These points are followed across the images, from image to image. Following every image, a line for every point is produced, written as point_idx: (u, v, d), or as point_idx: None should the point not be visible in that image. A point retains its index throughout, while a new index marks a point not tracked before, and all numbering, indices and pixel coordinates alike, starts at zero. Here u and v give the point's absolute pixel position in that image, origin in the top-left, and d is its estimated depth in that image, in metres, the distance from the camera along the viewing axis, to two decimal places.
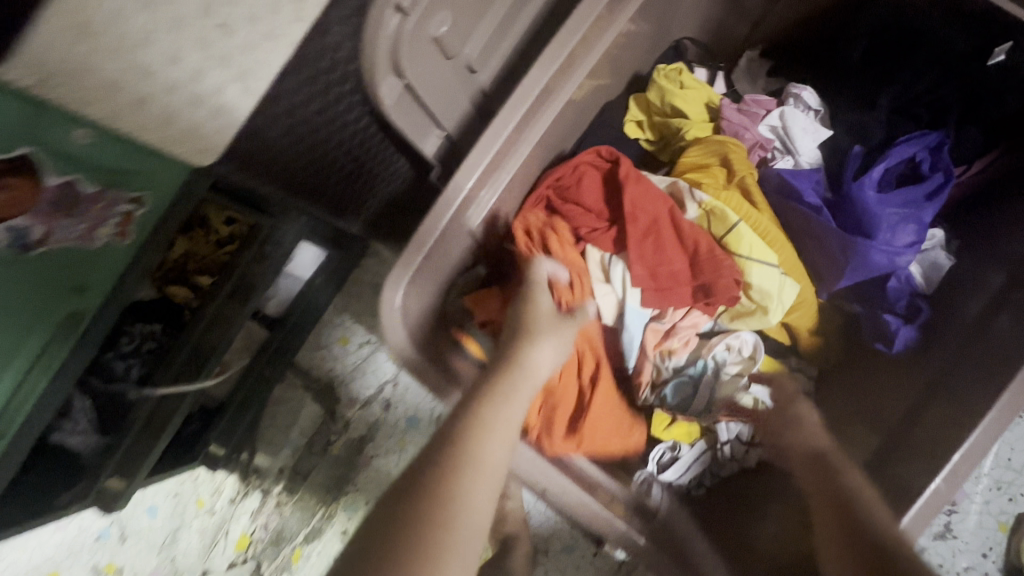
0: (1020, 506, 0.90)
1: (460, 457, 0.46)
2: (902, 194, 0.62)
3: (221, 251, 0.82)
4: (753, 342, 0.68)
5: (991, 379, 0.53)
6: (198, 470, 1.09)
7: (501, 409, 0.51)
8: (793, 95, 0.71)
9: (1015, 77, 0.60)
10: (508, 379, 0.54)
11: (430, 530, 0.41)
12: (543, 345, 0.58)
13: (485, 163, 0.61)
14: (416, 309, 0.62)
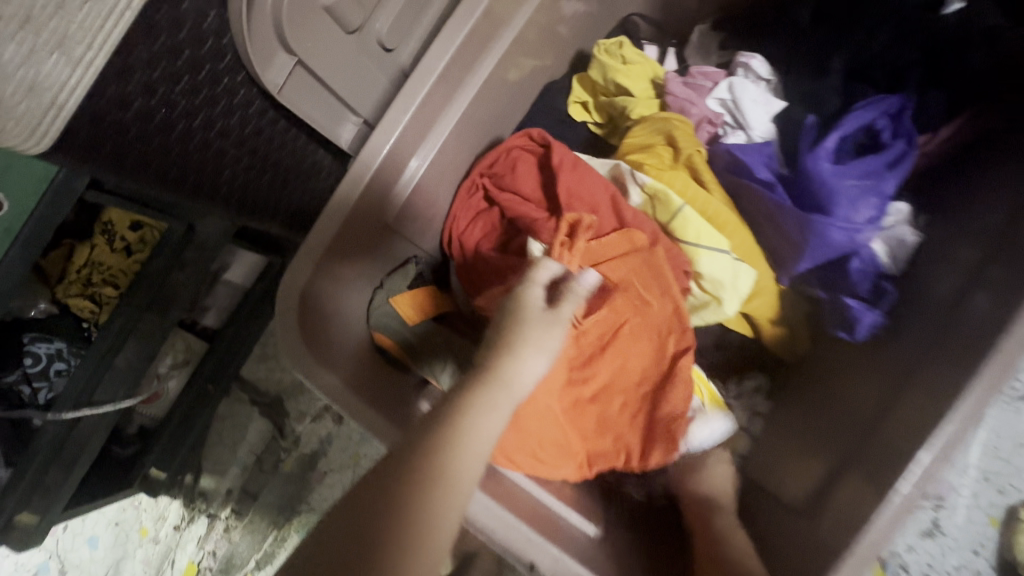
0: (1011, 498, 0.85)
1: (409, 520, 0.38)
2: (859, 165, 0.56)
3: (132, 259, 0.76)
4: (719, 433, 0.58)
5: (952, 356, 0.47)
6: (139, 496, 1.01)
7: (461, 447, 0.41)
8: (742, 66, 0.65)
9: (977, 27, 0.56)
10: (481, 403, 0.43)
11: None
12: (526, 357, 0.46)
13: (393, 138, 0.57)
14: (314, 310, 0.56)
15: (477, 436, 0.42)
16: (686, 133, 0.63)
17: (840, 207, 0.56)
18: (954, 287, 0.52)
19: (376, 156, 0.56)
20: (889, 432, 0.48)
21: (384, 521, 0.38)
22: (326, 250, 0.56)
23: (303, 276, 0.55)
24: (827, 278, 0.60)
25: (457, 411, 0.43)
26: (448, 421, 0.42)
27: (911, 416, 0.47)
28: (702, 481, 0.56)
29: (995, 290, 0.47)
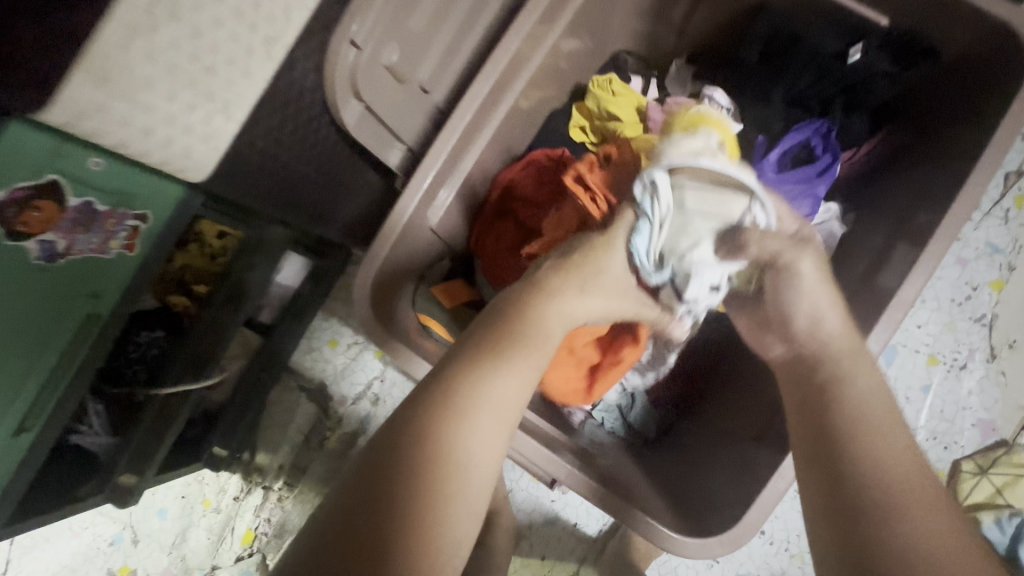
0: (953, 453, 1.00)
1: (469, 408, 0.51)
2: (796, 172, 0.72)
3: (216, 262, 0.92)
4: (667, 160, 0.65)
5: (865, 320, 0.63)
6: (203, 471, 1.16)
7: (516, 367, 0.55)
8: (707, 97, 0.79)
9: (872, 71, 0.71)
10: (532, 336, 0.57)
11: (440, 475, 0.48)
12: (566, 302, 0.60)
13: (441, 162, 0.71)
14: (384, 291, 0.71)
15: (529, 360, 0.56)
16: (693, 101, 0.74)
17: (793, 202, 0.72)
18: (868, 268, 0.68)
19: (426, 179, 0.71)
20: None
21: (458, 405, 0.51)
22: (392, 246, 0.70)
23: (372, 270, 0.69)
24: None
25: (516, 341, 0.56)
26: (512, 342, 0.56)
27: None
28: (819, 339, 0.60)
29: (896, 268, 0.63)
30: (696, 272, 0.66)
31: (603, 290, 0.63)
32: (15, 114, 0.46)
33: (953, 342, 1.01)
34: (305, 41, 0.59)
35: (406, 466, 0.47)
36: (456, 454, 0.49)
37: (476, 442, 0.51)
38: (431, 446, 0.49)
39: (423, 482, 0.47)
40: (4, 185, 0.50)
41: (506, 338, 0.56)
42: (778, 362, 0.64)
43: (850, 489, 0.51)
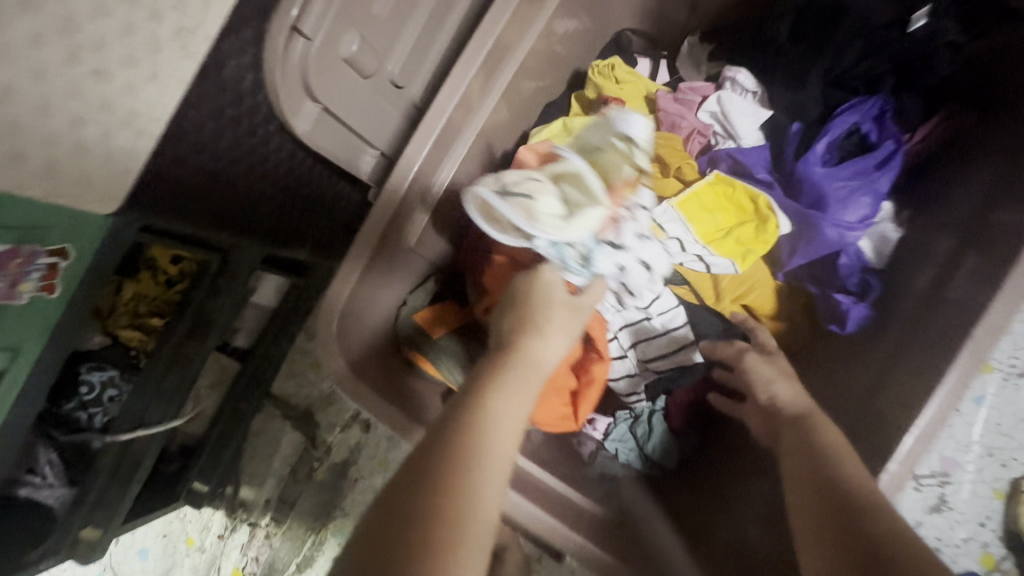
0: (1014, 471, 0.89)
1: (471, 455, 0.42)
2: (850, 166, 0.61)
3: (171, 289, 0.82)
4: (529, 198, 0.56)
5: (926, 349, 0.52)
6: (184, 508, 1.08)
7: (507, 408, 0.46)
8: (729, 79, 0.69)
9: (939, 42, 0.60)
10: (514, 376, 0.48)
11: (459, 541, 0.38)
12: (550, 338, 0.52)
13: (424, 155, 0.60)
14: (354, 318, 0.60)
15: (521, 399, 0.47)
16: (623, 69, 0.74)
17: (850, 203, 0.61)
18: (935, 278, 0.56)
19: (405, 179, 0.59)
20: (878, 406, 0.53)
21: (456, 459, 0.42)
22: (368, 260, 0.58)
23: (345, 294, 0.57)
24: (815, 274, 0.65)
25: (501, 380, 0.47)
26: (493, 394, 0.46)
27: (898, 400, 0.51)
28: (788, 408, 0.55)
29: (973, 282, 0.51)
30: (615, 255, 0.61)
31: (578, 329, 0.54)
32: None
33: (1012, 346, 0.89)
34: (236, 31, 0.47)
35: (413, 543, 0.37)
36: (459, 528, 0.39)
37: (485, 520, 0.40)
38: (448, 518, 0.38)
39: (435, 557, 0.37)
40: None
41: (493, 377, 0.47)
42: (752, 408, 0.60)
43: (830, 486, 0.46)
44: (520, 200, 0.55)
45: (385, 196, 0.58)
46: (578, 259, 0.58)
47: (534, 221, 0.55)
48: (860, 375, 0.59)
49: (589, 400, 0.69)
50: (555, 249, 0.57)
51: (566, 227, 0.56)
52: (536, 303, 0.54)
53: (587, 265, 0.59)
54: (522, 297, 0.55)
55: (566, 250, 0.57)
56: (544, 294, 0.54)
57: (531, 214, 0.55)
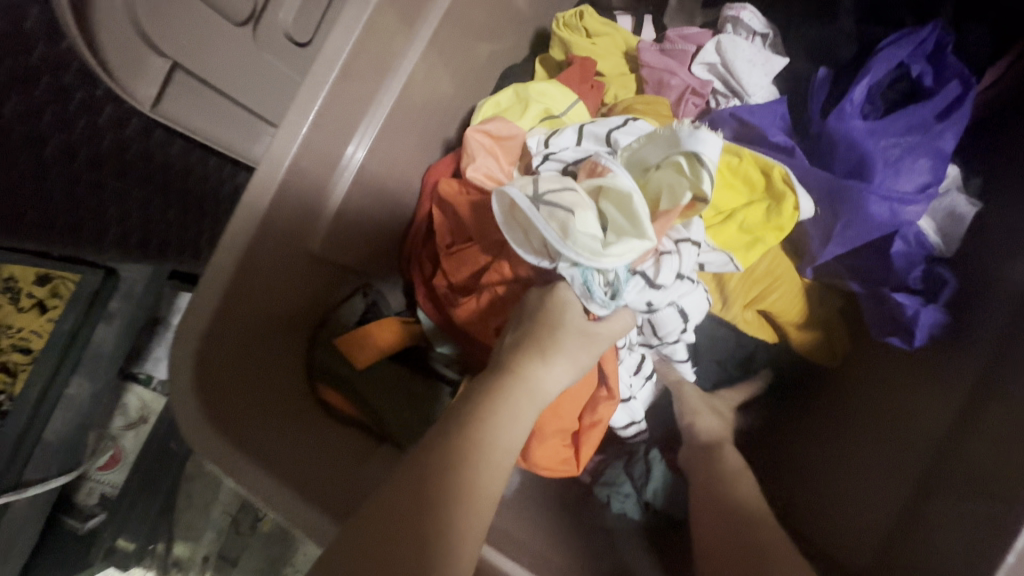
0: None
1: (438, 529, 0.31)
2: (900, 120, 0.46)
3: (46, 319, 0.66)
4: (563, 216, 0.40)
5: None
6: (109, 571, 0.91)
7: (493, 462, 0.34)
8: (731, 20, 0.54)
9: None
10: (509, 415, 0.35)
11: None
12: (559, 365, 0.39)
13: (312, 119, 0.43)
14: (235, 339, 0.43)
15: (510, 449, 0.35)
16: (593, 17, 0.59)
17: (904, 169, 0.45)
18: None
19: (285, 157, 0.42)
20: (969, 444, 0.37)
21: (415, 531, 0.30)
22: (244, 264, 0.42)
23: (209, 310, 0.41)
24: (859, 269, 0.49)
25: (486, 421, 0.35)
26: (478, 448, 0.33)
27: (999, 449, 0.34)
28: None
29: None
30: (647, 293, 0.46)
31: (595, 354, 0.41)
32: None
33: None
34: None
35: None
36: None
37: None
38: None
39: None
40: None
41: (479, 415, 0.35)
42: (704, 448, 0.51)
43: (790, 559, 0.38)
44: (554, 212, 0.40)
45: (261, 177, 0.42)
46: (603, 291, 0.43)
47: (566, 240, 0.40)
48: (932, 402, 0.43)
49: (593, 442, 0.52)
50: (578, 270, 0.42)
51: (613, 255, 0.41)
52: (545, 317, 0.40)
53: (613, 299, 0.43)
54: (527, 315, 0.41)
55: (594, 280, 0.42)
56: (558, 312, 0.41)
57: (564, 230, 0.40)
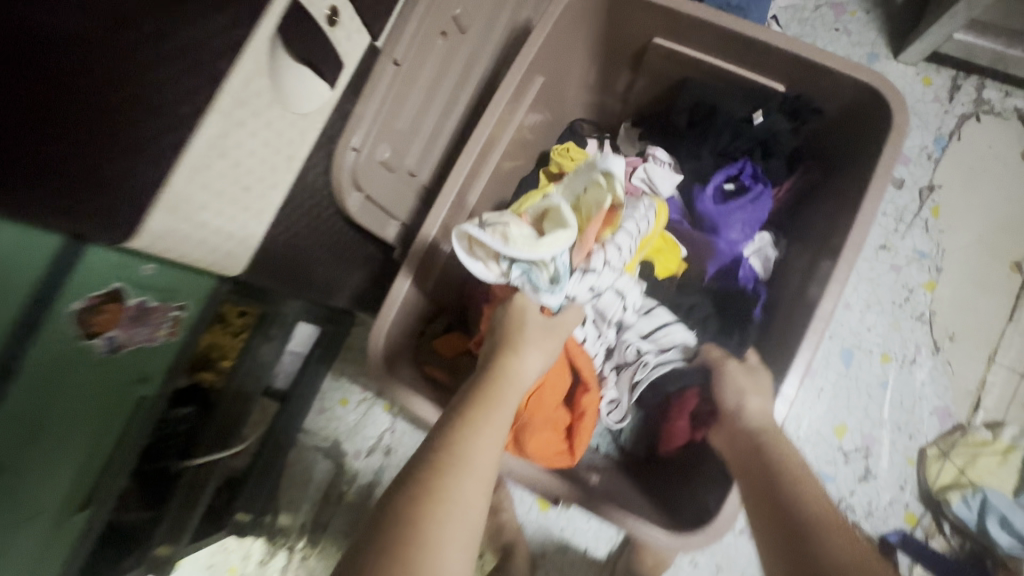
0: (919, 441, 1.10)
1: (462, 444, 0.59)
2: (734, 202, 0.87)
3: (237, 339, 1.00)
4: (502, 230, 0.73)
5: (798, 331, 0.75)
6: (228, 539, 1.21)
7: (490, 410, 0.63)
8: (651, 154, 0.93)
9: (771, 130, 0.85)
10: (497, 388, 0.66)
11: (446, 497, 0.54)
12: (526, 359, 0.71)
13: (435, 221, 0.82)
14: (394, 342, 0.84)
15: (499, 404, 0.65)
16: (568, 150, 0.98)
17: (738, 226, 0.88)
18: (802, 285, 0.81)
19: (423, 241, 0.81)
20: (774, 374, 0.76)
21: (447, 447, 0.59)
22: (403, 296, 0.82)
23: (385, 322, 0.81)
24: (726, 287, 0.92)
25: (484, 392, 0.66)
26: (487, 406, 0.64)
27: (775, 375, 0.76)
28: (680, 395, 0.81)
29: (821, 284, 0.76)
30: (585, 280, 0.80)
31: (545, 351, 0.73)
32: (86, 236, 0.55)
33: (902, 339, 1.14)
34: (316, 151, 0.71)
35: (414, 502, 0.53)
36: (454, 509, 0.54)
37: (469, 488, 0.56)
38: (443, 484, 0.55)
39: (430, 508, 0.53)
40: (80, 296, 0.59)
41: (480, 389, 0.66)
42: (742, 457, 0.69)
43: (792, 516, 0.60)
44: (496, 229, 0.73)
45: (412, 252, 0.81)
46: (546, 282, 0.76)
47: (506, 243, 0.72)
48: (765, 358, 0.82)
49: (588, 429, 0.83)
50: (526, 275, 0.75)
51: (534, 249, 0.73)
52: (515, 330, 0.74)
53: (556, 283, 0.76)
54: (508, 333, 0.74)
55: (536, 273, 0.75)
56: (522, 320, 0.75)
57: (504, 238, 0.73)
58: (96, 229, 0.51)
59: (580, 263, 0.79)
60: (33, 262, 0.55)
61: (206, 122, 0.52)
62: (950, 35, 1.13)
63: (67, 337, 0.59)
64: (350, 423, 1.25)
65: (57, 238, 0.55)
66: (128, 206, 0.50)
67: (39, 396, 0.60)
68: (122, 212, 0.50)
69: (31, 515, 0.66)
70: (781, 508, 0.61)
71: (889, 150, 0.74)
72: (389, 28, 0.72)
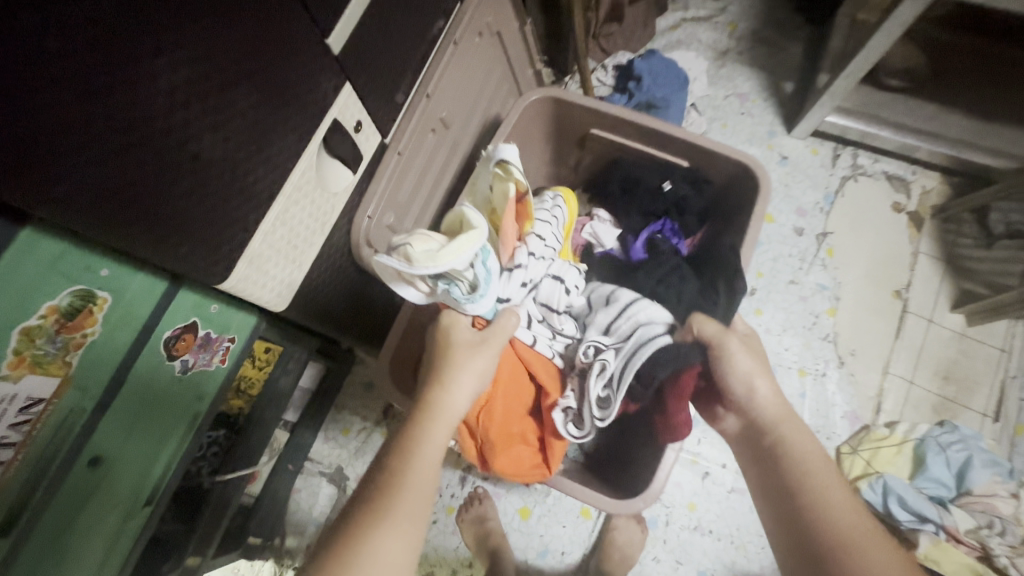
0: (835, 441, 1.32)
1: (387, 484, 0.64)
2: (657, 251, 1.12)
3: (263, 371, 1.19)
4: (405, 249, 0.70)
5: None
6: (239, 563, 1.33)
7: (417, 446, 0.69)
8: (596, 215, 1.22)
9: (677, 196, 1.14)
10: (425, 422, 0.71)
11: (368, 540, 0.60)
12: (453, 387, 0.75)
13: None
14: (401, 363, 1.06)
15: (426, 438, 0.70)
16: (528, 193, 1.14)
17: None
18: None
19: None
20: None
21: (375, 488, 0.64)
22: (406, 326, 1.05)
23: (392, 347, 1.04)
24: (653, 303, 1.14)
25: (414, 428, 0.71)
26: (415, 440, 0.69)
27: None
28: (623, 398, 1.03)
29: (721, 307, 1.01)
30: (513, 279, 0.91)
31: (473, 374, 0.77)
32: (181, 279, 0.77)
33: (814, 356, 1.39)
34: (341, 218, 0.95)
35: (341, 543, 0.60)
36: (379, 546, 0.60)
37: (392, 526, 0.61)
38: (366, 527, 0.61)
39: (353, 550, 0.59)
40: (169, 325, 0.77)
41: (412, 425, 0.71)
42: (756, 440, 0.82)
43: (788, 498, 0.73)
44: (400, 252, 0.71)
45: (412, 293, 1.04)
46: (466, 291, 0.77)
47: (411, 264, 0.70)
48: None
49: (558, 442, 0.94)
50: (446, 286, 0.76)
51: (435, 261, 0.69)
52: (446, 358, 0.78)
53: (474, 290, 0.77)
54: (442, 360, 0.78)
55: (454, 286, 0.76)
56: (454, 345, 0.79)
57: (408, 260, 0.70)
58: (198, 273, 0.72)
59: (506, 263, 0.91)
60: (152, 294, 0.74)
61: (273, 205, 0.75)
62: (823, 118, 1.47)
63: (157, 358, 0.77)
64: (352, 450, 1.42)
65: (164, 283, 0.75)
66: (224, 261, 0.72)
67: (131, 402, 0.75)
68: (218, 261, 0.71)
69: (105, 513, 0.75)
70: (780, 493, 0.75)
71: (759, 209, 1.01)
72: (393, 130, 0.99)
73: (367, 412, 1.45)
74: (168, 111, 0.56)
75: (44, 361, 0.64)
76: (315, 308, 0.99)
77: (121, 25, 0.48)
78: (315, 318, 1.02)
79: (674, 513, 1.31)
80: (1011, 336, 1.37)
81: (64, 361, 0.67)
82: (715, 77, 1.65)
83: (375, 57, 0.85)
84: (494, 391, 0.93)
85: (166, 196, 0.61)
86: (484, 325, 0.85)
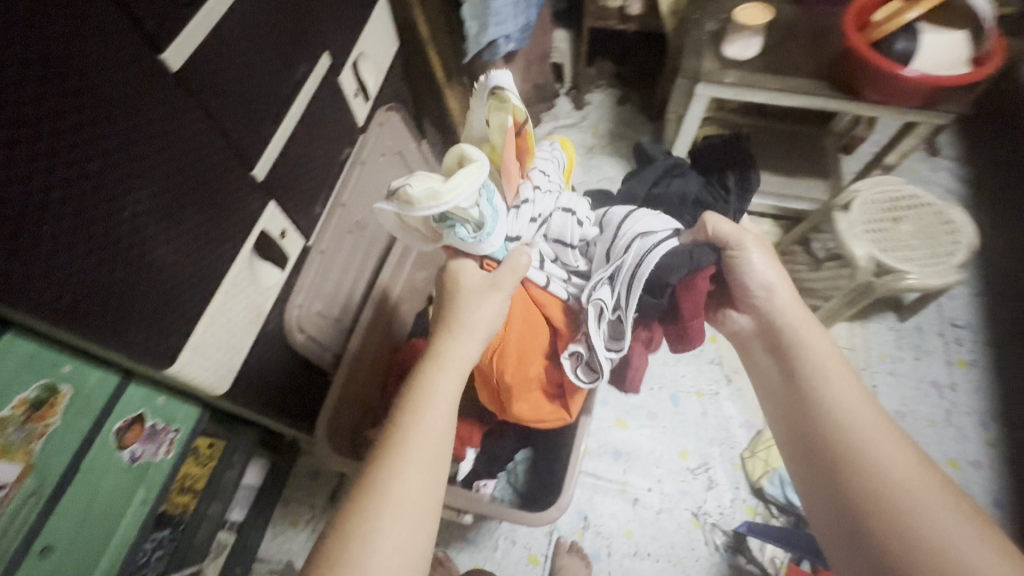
0: (736, 449, 1.51)
1: (405, 423, 0.76)
2: None
3: (205, 468, 1.19)
4: (407, 193, 0.67)
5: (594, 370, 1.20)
6: None
7: (429, 391, 0.78)
8: None
9: None
10: (438, 369, 0.80)
11: (392, 465, 0.72)
12: (460, 337, 0.83)
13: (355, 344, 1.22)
14: (334, 435, 1.18)
15: (437, 383, 0.79)
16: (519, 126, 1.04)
17: None
18: None
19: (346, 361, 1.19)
20: (589, 401, 1.18)
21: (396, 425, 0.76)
22: (337, 398, 1.18)
23: (325, 418, 1.16)
24: None
25: (429, 374, 0.80)
26: (428, 387, 0.78)
27: (589, 401, 1.17)
28: None
29: None
30: (519, 219, 0.85)
31: (480, 322, 0.83)
32: (132, 374, 0.90)
33: (706, 379, 1.61)
34: (273, 310, 1.12)
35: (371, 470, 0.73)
36: (402, 471, 0.72)
37: (411, 454, 0.73)
38: (390, 456, 0.73)
39: (380, 474, 0.72)
40: (120, 417, 0.89)
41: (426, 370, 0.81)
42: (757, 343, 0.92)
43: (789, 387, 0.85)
44: (399, 196, 0.68)
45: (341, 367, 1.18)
46: (473, 231, 0.78)
47: (414, 207, 0.67)
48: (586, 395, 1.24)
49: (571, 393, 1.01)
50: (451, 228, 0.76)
51: (438, 201, 0.66)
52: (457, 306, 0.84)
53: (480, 231, 0.78)
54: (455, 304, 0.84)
55: (461, 228, 0.76)
56: (466, 289, 0.84)
57: (411, 202, 0.67)
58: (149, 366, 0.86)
59: (512, 201, 0.85)
60: (105, 388, 0.86)
61: (213, 299, 0.92)
62: None
63: (108, 449, 0.87)
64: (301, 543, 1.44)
65: (116, 377, 0.87)
66: (172, 351, 0.87)
67: (84, 494, 0.85)
68: (167, 353, 0.86)
69: None
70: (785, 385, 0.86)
71: None
72: (315, 234, 1.21)
73: (314, 500, 1.50)
74: (134, 232, 0.74)
75: (12, 449, 0.73)
76: (256, 391, 1.12)
77: (103, 183, 0.68)
78: (255, 403, 1.14)
79: (613, 543, 1.41)
80: (852, 336, 1.67)
81: (27, 449, 0.75)
82: (587, 166, 2.04)
83: (293, 180, 1.09)
84: (508, 334, 0.94)
85: (133, 297, 0.77)
86: (495, 265, 0.86)
